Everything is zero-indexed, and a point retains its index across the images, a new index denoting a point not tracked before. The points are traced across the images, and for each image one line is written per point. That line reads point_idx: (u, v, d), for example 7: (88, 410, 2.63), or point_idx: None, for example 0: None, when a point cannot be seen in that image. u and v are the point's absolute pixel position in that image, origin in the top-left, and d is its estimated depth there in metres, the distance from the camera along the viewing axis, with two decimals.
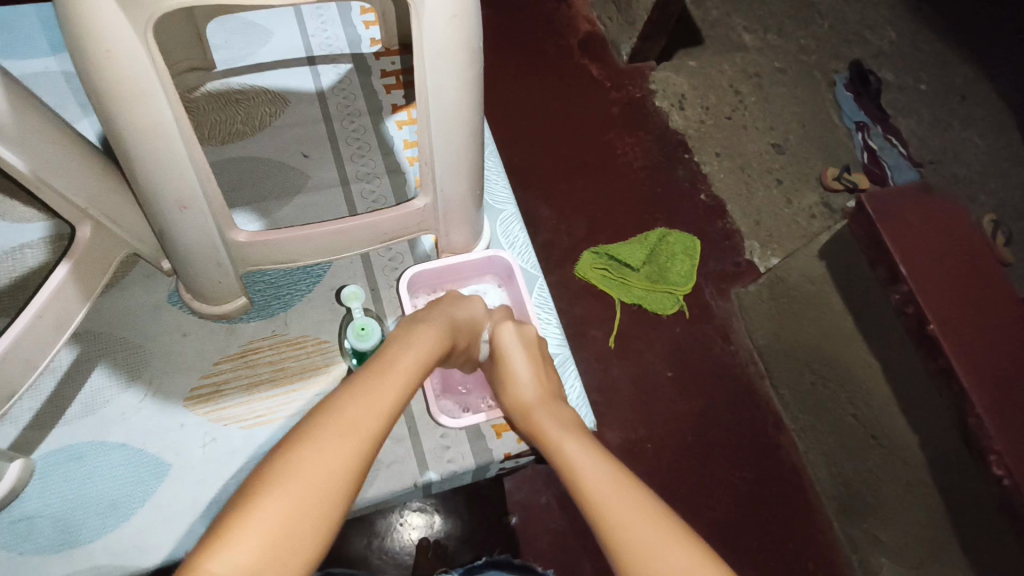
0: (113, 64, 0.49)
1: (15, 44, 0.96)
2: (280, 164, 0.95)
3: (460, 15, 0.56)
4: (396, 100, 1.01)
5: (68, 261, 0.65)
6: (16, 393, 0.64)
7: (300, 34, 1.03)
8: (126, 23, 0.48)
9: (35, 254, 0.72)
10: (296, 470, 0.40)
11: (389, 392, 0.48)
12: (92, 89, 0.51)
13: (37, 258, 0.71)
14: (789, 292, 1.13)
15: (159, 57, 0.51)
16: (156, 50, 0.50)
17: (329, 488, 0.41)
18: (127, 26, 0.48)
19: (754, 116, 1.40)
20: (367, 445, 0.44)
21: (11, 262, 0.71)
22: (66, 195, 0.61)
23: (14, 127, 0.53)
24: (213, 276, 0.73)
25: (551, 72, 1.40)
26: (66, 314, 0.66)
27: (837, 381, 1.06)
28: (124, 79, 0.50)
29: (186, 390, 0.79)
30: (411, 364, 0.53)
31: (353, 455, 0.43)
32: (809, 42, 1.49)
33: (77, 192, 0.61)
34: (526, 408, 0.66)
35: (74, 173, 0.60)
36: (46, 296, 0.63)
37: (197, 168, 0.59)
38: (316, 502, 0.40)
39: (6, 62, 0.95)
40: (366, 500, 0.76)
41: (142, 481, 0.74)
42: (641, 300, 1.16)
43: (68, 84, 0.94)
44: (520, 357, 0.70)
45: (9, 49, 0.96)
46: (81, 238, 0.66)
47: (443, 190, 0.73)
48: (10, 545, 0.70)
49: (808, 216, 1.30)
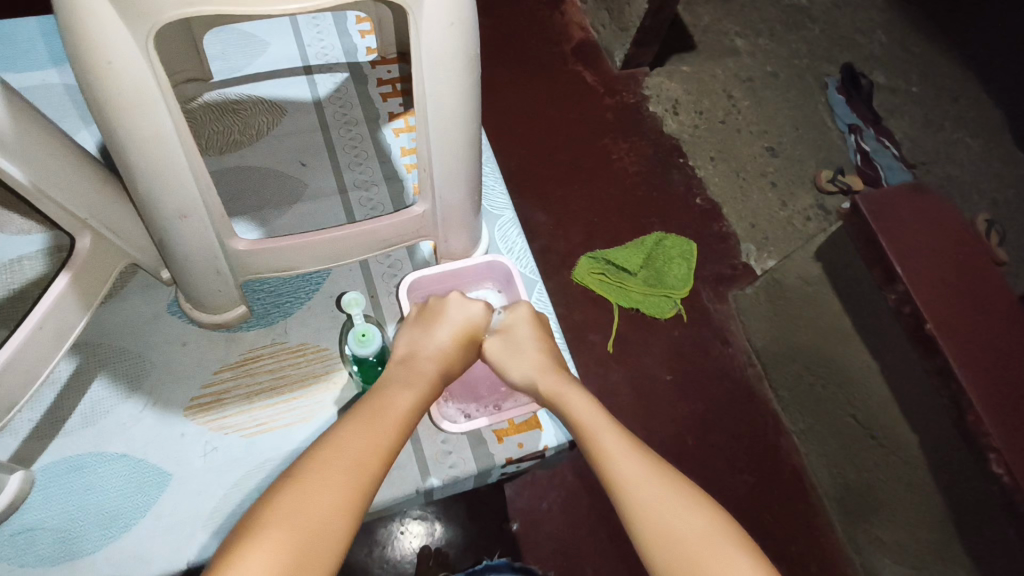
0: (115, 76, 0.49)
1: (15, 55, 0.97)
2: (278, 173, 0.95)
3: (458, 23, 0.56)
4: (392, 108, 1.01)
5: (67, 270, 0.65)
6: (17, 405, 0.64)
7: (297, 45, 1.04)
8: (128, 35, 0.48)
9: (34, 266, 0.72)
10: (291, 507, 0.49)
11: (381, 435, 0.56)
12: (94, 101, 0.51)
13: (36, 270, 0.71)
14: (785, 294, 1.14)
15: (161, 71, 0.51)
16: (157, 60, 0.51)
17: (324, 522, 0.48)
18: (128, 38, 0.48)
19: (747, 120, 1.41)
20: (355, 484, 0.52)
21: (10, 273, 0.71)
22: (66, 206, 0.61)
23: (15, 139, 0.53)
24: (213, 285, 0.73)
25: (546, 78, 1.41)
26: (66, 324, 0.66)
27: (835, 381, 1.06)
28: (127, 91, 0.50)
29: (186, 398, 0.79)
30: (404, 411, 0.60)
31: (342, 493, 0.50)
32: (801, 46, 1.51)
33: (76, 202, 0.61)
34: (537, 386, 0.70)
35: (74, 184, 0.60)
36: (45, 306, 0.63)
37: (197, 177, 0.59)
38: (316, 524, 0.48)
39: (6, 73, 0.96)
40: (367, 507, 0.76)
41: (143, 492, 0.74)
42: (640, 304, 1.16)
43: (68, 95, 0.94)
44: (525, 331, 0.76)
45: (10, 60, 0.96)
46: (80, 249, 0.66)
47: (441, 196, 0.73)
48: (10, 557, 0.70)
49: (803, 219, 1.31)
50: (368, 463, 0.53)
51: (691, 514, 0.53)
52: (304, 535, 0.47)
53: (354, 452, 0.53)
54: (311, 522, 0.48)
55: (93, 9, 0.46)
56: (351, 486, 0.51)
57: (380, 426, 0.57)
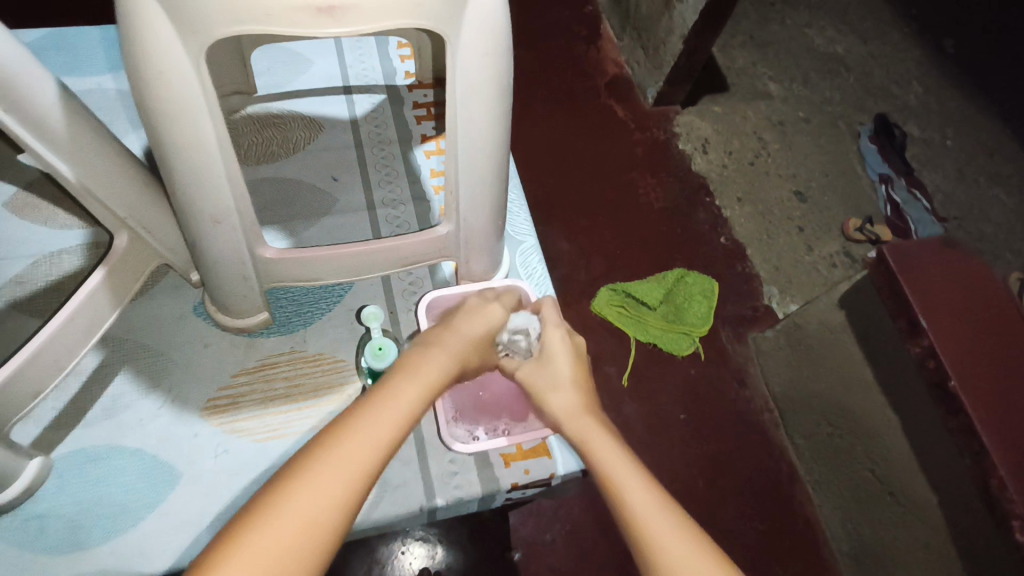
0: (166, 86, 0.52)
1: (78, 61, 1.02)
2: (310, 186, 0.97)
3: (492, 53, 0.58)
4: (425, 131, 1.04)
5: (104, 267, 0.67)
6: (42, 394, 0.66)
7: (339, 65, 1.08)
8: (180, 48, 0.50)
9: (72, 261, 0.76)
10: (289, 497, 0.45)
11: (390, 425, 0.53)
12: (144, 109, 0.54)
13: (73, 263, 0.75)
14: (807, 340, 1.12)
15: (209, 83, 0.54)
16: (206, 72, 0.53)
17: (319, 517, 0.45)
18: (180, 51, 0.51)
19: (777, 163, 1.42)
20: (355, 481, 0.48)
21: (48, 265, 0.75)
22: (108, 206, 0.63)
23: (68, 141, 0.56)
24: (239, 290, 0.75)
25: (578, 111, 1.43)
26: (98, 318, 0.68)
27: (853, 433, 1.03)
28: (174, 102, 0.53)
29: (203, 399, 0.81)
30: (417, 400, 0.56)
31: (338, 487, 0.47)
32: (834, 93, 1.51)
33: (118, 203, 0.64)
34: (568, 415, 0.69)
35: (117, 186, 0.63)
36: (79, 300, 0.65)
37: (233, 186, 0.61)
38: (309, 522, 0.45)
39: (67, 77, 1.00)
40: (370, 522, 0.76)
41: (154, 489, 0.75)
42: (658, 339, 1.15)
43: (122, 101, 0.99)
44: (562, 359, 0.74)
45: (72, 65, 1.01)
46: (119, 246, 0.68)
47: (466, 219, 0.75)
48: (22, 542, 0.71)
49: (829, 265, 1.30)
50: (371, 455, 0.50)
51: (702, 562, 0.51)
52: (303, 530, 0.44)
53: (363, 441, 0.50)
54: (306, 518, 0.45)
55: (151, 24, 0.49)
56: (356, 478, 0.48)
57: (393, 414, 0.53)
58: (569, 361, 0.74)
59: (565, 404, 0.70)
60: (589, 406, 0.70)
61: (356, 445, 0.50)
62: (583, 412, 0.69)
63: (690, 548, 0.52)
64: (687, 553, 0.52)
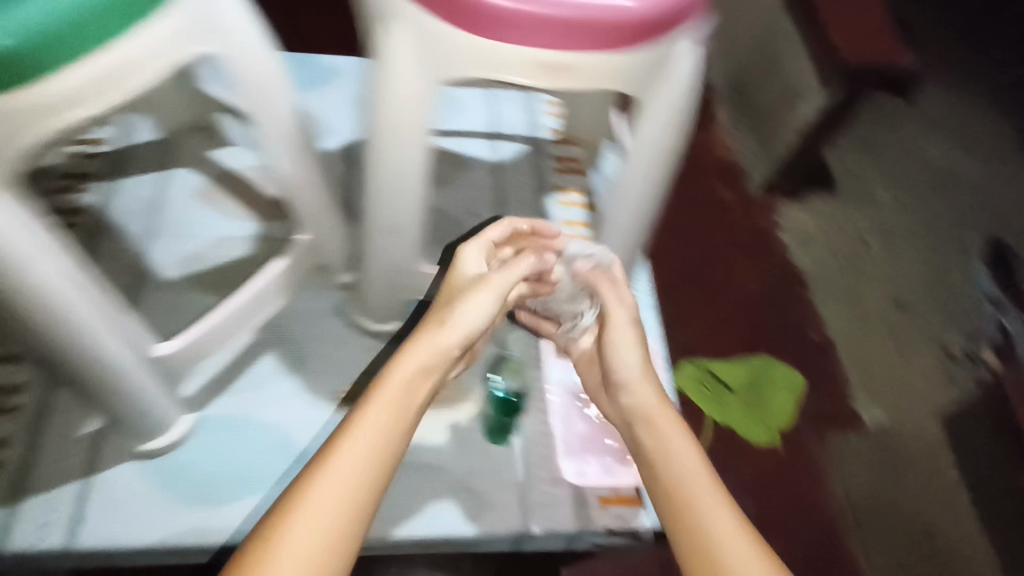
0: (399, 109, 0.69)
1: (313, 79, 1.16)
2: (440, 217, 1.05)
3: (673, 124, 0.72)
4: (562, 182, 1.10)
5: (279, 265, 0.85)
6: (218, 346, 0.83)
7: (493, 113, 1.16)
8: (414, 83, 0.67)
9: (239, 247, 0.98)
10: (307, 506, 0.53)
11: (389, 421, 0.59)
12: (379, 124, 0.71)
13: (240, 250, 0.97)
14: (898, 449, 1.18)
15: (427, 116, 0.70)
16: (426, 108, 0.69)
17: (340, 522, 0.53)
18: (414, 87, 0.67)
19: (879, 269, 1.39)
20: (358, 482, 0.55)
21: (222, 248, 0.97)
22: (303, 199, 0.81)
23: (291, 135, 0.74)
24: (388, 293, 0.89)
25: (686, 187, 1.47)
26: (259, 308, 0.85)
27: (936, 555, 1.08)
28: (399, 121, 0.69)
29: (337, 390, 0.91)
30: (410, 385, 0.61)
31: (345, 491, 0.54)
32: (965, 203, 1.38)
33: (308, 199, 0.82)
34: (644, 407, 0.70)
35: (310, 187, 0.80)
36: (251, 292, 0.82)
37: (411, 203, 0.76)
38: (329, 526, 0.53)
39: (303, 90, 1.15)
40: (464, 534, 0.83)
41: (275, 461, 0.85)
42: (735, 423, 1.13)
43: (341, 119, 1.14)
44: (630, 346, 0.73)
45: (309, 83, 1.16)
46: (292, 249, 0.86)
47: (606, 245, 0.88)
48: (159, 485, 0.82)
49: (925, 381, 1.24)
50: (371, 456, 0.56)
51: (724, 514, 0.60)
52: (330, 519, 0.53)
53: (369, 432, 0.57)
54: (326, 524, 0.52)
55: (402, 61, 0.66)
56: (360, 474, 0.55)
57: (387, 407, 0.59)
58: (635, 344, 0.73)
59: (644, 399, 0.70)
60: (666, 398, 0.70)
61: (364, 439, 0.57)
62: (655, 396, 0.70)
63: (727, 524, 0.60)
64: (720, 531, 0.59)
